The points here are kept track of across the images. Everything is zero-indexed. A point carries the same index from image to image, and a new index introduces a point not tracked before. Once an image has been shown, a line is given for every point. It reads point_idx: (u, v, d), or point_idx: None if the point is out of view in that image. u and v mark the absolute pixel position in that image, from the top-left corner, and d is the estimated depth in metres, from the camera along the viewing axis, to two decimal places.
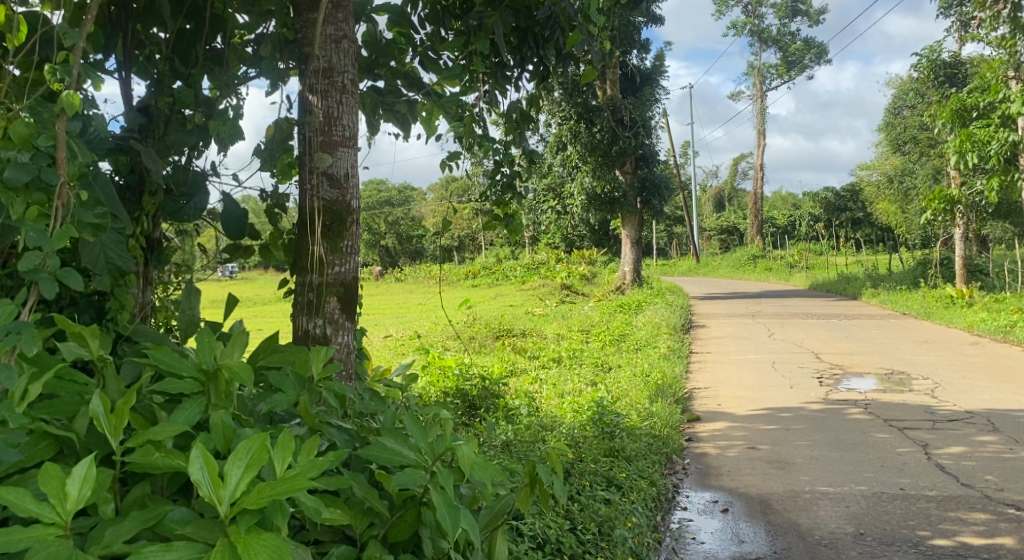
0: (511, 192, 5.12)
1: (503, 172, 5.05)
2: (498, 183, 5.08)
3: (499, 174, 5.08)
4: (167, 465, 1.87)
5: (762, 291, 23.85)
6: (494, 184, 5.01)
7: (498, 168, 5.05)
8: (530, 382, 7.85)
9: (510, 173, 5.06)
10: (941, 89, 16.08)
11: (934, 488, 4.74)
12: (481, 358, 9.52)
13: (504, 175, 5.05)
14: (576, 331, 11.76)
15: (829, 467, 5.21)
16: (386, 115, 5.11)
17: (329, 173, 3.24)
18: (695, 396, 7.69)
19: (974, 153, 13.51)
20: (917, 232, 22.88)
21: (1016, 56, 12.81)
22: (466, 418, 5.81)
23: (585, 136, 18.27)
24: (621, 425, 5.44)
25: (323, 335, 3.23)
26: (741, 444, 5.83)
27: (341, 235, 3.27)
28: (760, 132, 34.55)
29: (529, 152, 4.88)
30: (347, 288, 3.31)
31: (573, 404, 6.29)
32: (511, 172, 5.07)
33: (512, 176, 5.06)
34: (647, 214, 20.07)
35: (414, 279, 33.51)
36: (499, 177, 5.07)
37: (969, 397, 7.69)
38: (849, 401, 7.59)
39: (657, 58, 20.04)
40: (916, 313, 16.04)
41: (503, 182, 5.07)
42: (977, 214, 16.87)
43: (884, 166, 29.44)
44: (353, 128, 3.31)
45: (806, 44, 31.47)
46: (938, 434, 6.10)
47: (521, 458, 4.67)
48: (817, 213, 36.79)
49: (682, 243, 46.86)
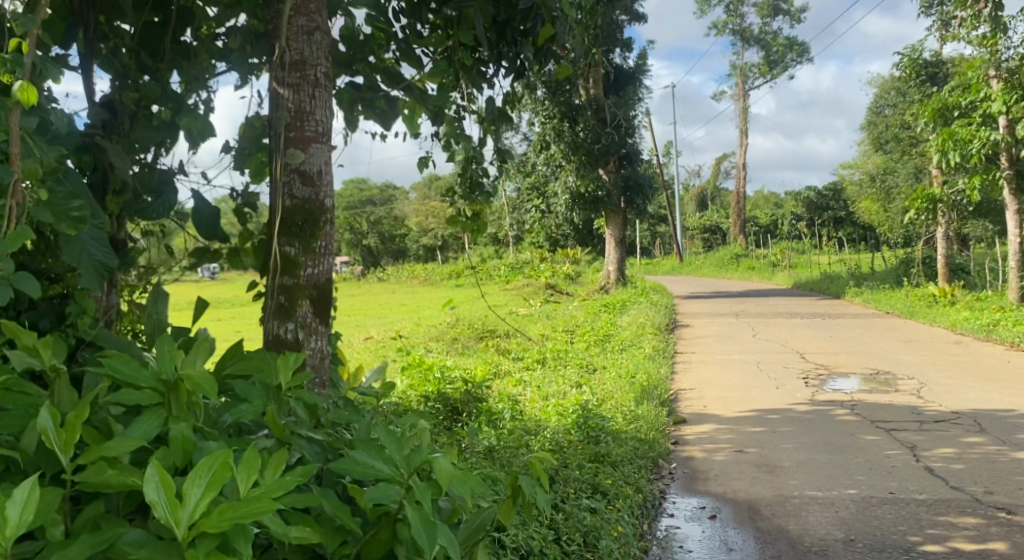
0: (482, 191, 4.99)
1: (474, 170, 4.91)
2: (468, 179, 4.95)
3: (469, 172, 4.94)
4: (120, 483, 1.76)
5: (746, 290, 23.84)
6: (465, 181, 4.87)
7: (470, 166, 4.91)
8: (514, 384, 7.74)
9: (481, 171, 4.93)
10: (922, 89, 16.09)
11: (923, 491, 4.65)
12: (465, 360, 9.40)
13: (475, 170, 4.89)
14: (561, 331, 11.66)
15: (817, 471, 5.12)
16: (364, 111, 5.00)
17: (301, 170, 3.13)
18: (680, 397, 7.60)
19: (956, 152, 13.50)
20: (899, 231, 22.93)
21: (996, 55, 12.82)
22: (449, 423, 5.69)
23: (568, 135, 18.18)
24: (607, 429, 5.34)
25: (294, 340, 3.14)
26: (728, 448, 5.74)
27: (314, 235, 3.15)
28: (742, 131, 34.58)
29: (503, 152, 4.76)
30: (320, 291, 3.22)
31: (557, 407, 6.19)
32: (485, 171, 4.94)
33: (483, 174, 4.93)
34: (631, 214, 20.01)
35: (397, 278, 33.33)
36: (469, 174, 4.93)
37: (955, 397, 7.64)
38: (835, 402, 7.52)
39: (640, 57, 19.99)
40: (899, 312, 16.05)
41: (473, 180, 4.94)
42: (959, 212, 16.90)
43: (865, 165, 29.52)
44: (326, 124, 3.18)
45: (788, 44, 31.52)
46: (926, 435, 6.02)
47: (504, 465, 4.55)
48: (799, 212, 36.87)
49: (665, 242, 46.89)
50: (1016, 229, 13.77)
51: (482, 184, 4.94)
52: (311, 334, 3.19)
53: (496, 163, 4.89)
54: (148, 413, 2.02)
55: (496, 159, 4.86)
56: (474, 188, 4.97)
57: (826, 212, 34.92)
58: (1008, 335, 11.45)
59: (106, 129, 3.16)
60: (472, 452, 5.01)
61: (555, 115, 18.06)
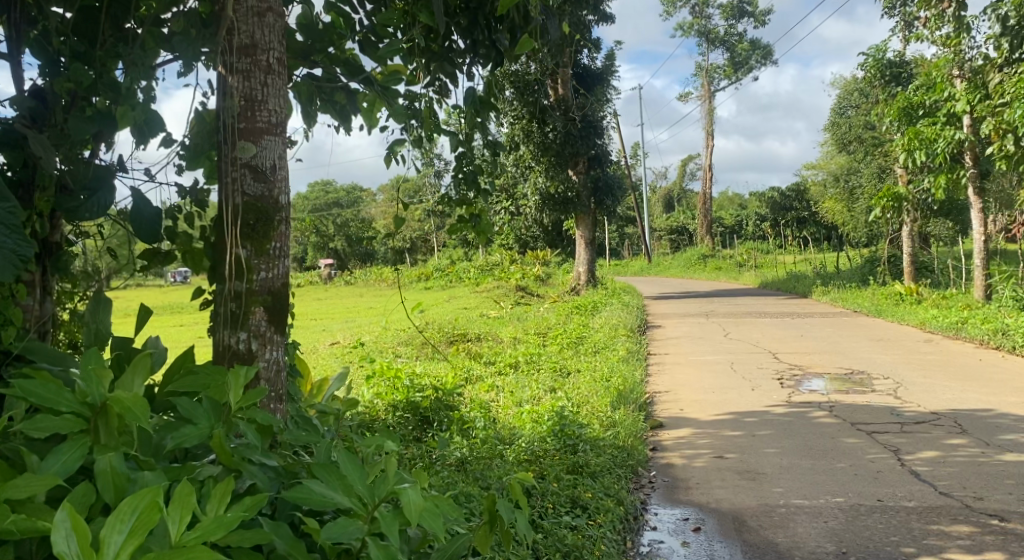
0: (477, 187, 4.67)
1: (470, 165, 4.59)
2: (463, 173, 4.62)
3: (463, 164, 4.62)
4: (32, 528, 1.53)
5: (715, 290, 23.81)
6: (460, 176, 4.55)
7: (462, 161, 4.59)
8: (486, 390, 7.48)
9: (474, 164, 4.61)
10: (888, 89, 16.08)
11: (912, 498, 4.48)
12: (433, 365, 9.12)
13: (468, 164, 4.58)
14: (532, 334, 11.43)
15: (801, 478, 4.93)
16: (323, 106, 4.78)
17: (253, 164, 2.88)
18: (656, 401, 7.41)
19: (922, 151, 13.48)
20: (864, 230, 23.05)
21: (961, 54, 12.78)
22: (419, 434, 5.43)
23: (537, 136, 18.00)
24: (584, 436, 5.14)
25: (247, 352, 2.89)
26: (708, 453, 5.54)
27: (267, 235, 2.91)
28: (707, 132, 34.62)
29: (494, 142, 4.46)
30: (276, 297, 2.96)
31: (531, 413, 5.96)
32: (475, 165, 4.61)
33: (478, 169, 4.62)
34: (600, 214, 19.83)
35: (365, 282, 32.93)
36: (463, 170, 4.62)
37: (932, 397, 7.52)
38: (812, 404, 7.36)
39: (607, 57, 19.84)
40: (867, 311, 16.06)
41: (466, 174, 4.62)
42: (925, 211, 16.93)
43: (828, 165, 29.68)
44: (281, 114, 2.94)
45: (752, 45, 31.61)
46: (909, 437, 5.87)
47: (478, 478, 4.33)
48: (765, 212, 37.02)
49: (634, 243, 46.91)
50: (978, 227, 13.58)
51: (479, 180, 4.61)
52: (266, 345, 2.94)
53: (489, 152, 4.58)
54: (69, 443, 1.79)
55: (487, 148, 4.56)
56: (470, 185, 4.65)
57: (791, 212, 35.11)
58: (978, 333, 11.42)
59: (36, 121, 2.97)
60: (444, 464, 4.77)
61: (524, 115, 17.88)
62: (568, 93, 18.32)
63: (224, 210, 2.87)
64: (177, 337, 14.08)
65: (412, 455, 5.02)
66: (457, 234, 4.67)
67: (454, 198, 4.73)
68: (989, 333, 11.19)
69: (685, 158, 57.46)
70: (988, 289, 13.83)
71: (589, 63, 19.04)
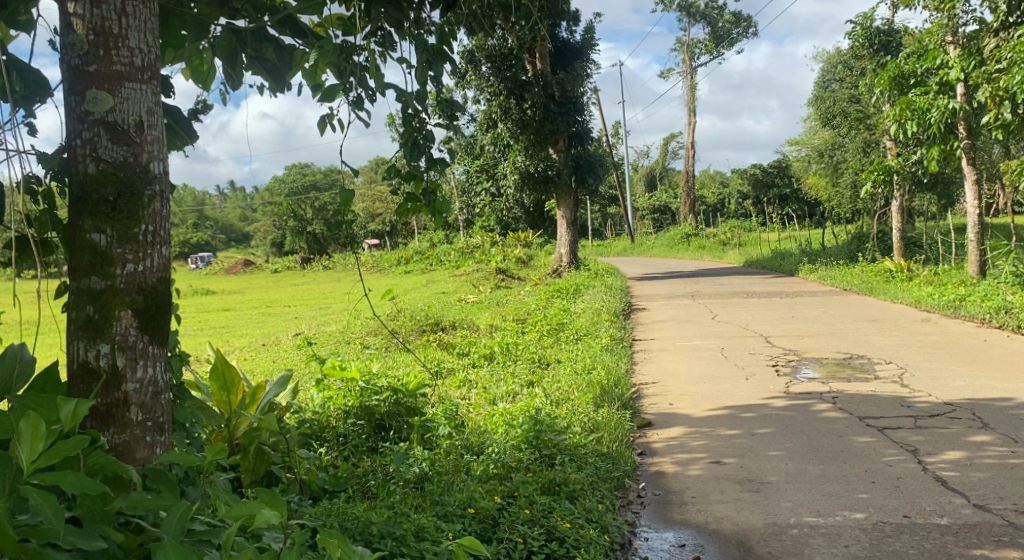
0: (430, 158, 4.02)
1: (422, 131, 3.95)
2: (411, 142, 3.96)
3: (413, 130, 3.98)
4: None
5: (699, 270, 23.15)
6: (406, 142, 3.90)
7: (409, 126, 3.91)
8: (456, 385, 6.82)
9: (425, 131, 3.95)
10: (876, 58, 15.41)
11: (944, 514, 3.85)
12: (402, 359, 8.44)
13: (418, 130, 3.93)
14: (508, 321, 10.76)
15: (813, 489, 4.29)
16: (250, 64, 4.11)
17: (110, 121, 2.24)
18: (641, 395, 6.77)
19: (914, 121, 12.67)
20: (850, 205, 22.38)
21: (954, 19, 12.16)
22: (374, 444, 4.74)
23: (515, 112, 17.20)
24: (563, 445, 4.47)
25: (108, 370, 2.23)
26: (703, 459, 4.89)
27: (136, 213, 2.25)
28: (689, 109, 33.74)
29: (450, 100, 3.82)
30: (149, 297, 2.28)
31: (503, 414, 5.27)
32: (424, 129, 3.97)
33: (432, 137, 3.98)
34: (582, 194, 19.15)
35: (342, 267, 32.27)
36: (411, 139, 3.96)
37: (942, 385, 6.89)
38: (812, 394, 6.74)
39: (586, 29, 19.09)
40: (857, 289, 15.44)
41: (416, 145, 3.96)
42: (914, 183, 16.24)
43: (811, 141, 28.97)
44: (147, 54, 2.31)
45: (734, 18, 30.73)
46: (927, 435, 5.23)
47: (436, 503, 3.65)
48: (747, 190, 36.22)
49: (616, 222, 46.24)
50: (973, 200, 12.92)
51: (429, 150, 3.98)
52: (136, 360, 2.27)
53: (442, 117, 3.94)
54: None
55: (441, 111, 3.92)
56: (420, 155, 3.99)
57: (773, 188, 34.30)
58: (978, 311, 10.81)
59: None
60: (401, 485, 4.10)
61: (500, 90, 17.09)
62: (546, 68, 17.58)
63: (75, 181, 2.23)
64: None
65: (364, 471, 4.34)
66: (406, 214, 4.05)
67: (406, 171, 4.11)
68: (992, 311, 10.56)
69: (667, 136, 56.49)
70: (983, 265, 13.22)
71: (568, 36, 18.36)
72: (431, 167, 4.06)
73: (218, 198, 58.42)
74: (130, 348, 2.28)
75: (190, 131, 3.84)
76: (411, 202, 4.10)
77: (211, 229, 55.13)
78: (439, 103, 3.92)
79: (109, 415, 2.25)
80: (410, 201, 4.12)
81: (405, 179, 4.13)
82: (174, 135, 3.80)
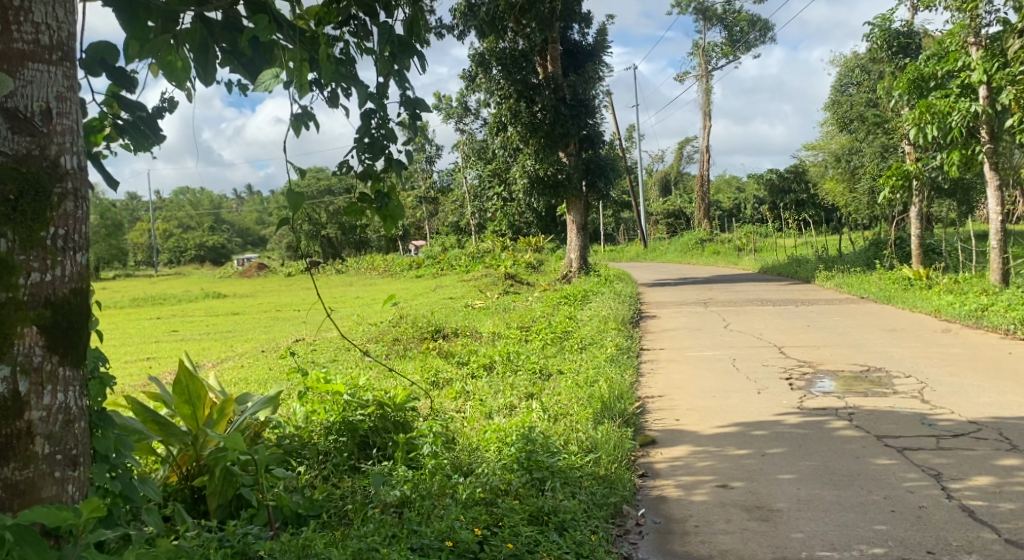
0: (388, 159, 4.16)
1: (381, 131, 3.92)
2: (368, 139, 3.92)
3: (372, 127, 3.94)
4: None
5: (713, 276, 22.78)
6: (363, 143, 3.87)
7: (366, 123, 3.89)
8: (451, 396, 6.52)
9: (385, 129, 3.91)
10: (895, 61, 15.00)
11: (973, 551, 3.55)
12: (399, 368, 8.18)
13: (378, 128, 3.89)
14: (513, 328, 10.47)
15: (830, 518, 3.96)
16: (225, 58, 3.80)
17: (11, 109, 2.34)
18: (645, 409, 6.46)
19: (934, 126, 12.12)
20: (867, 211, 21.94)
21: (976, 19, 11.76)
22: (356, 464, 4.41)
23: (526, 115, 16.87)
24: (555, 468, 4.16)
25: (13, 397, 2.33)
26: (709, 482, 4.56)
27: (42, 214, 2.35)
28: (704, 113, 33.29)
29: (414, 100, 3.76)
30: (56, 310, 2.39)
31: (495, 430, 4.95)
32: (386, 128, 3.92)
33: (392, 137, 3.95)
34: (593, 198, 18.84)
35: (354, 271, 32.19)
36: (369, 136, 3.92)
37: (966, 401, 6.55)
38: (827, 409, 6.39)
39: (599, 31, 18.81)
40: (874, 297, 15.04)
41: (373, 145, 3.93)
42: (934, 188, 15.80)
43: (828, 145, 28.51)
44: (52, 35, 2.41)
45: (751, 21, 30.28)
46: (953, 457, 4.89)
47: (412, 533, 3.35)
48: (763, 195, 35.68)
49: (630, 227, 45.84)
50: (995, 207, 12.49)
51: (389, 149, 3.94)
52: (42, 386, 2.38)
53: (406, 115, 3.87)
54: None
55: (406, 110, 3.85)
56: (377, 155, 3.95)
57: (789, 194, 33.73)
58: (1002, 322, 10.43)
59: None
60: (380, 510, 3.79)
61: (509, 94, 16.80)
62: (558, 70, 17.25)
63: None
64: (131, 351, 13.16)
65: (342, 492, 4.02)
66: (360, 215, 4.21)
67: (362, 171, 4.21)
68: (1016, 322, 10.18)
69: (682, 141, 55.88)
70: (1006, 273, 12.78)
71: (580, 37, 18.09)
72: (389, 170, 4.22)
73: (231, 200, 58.28)
74: (38, 372, 2.38)
75: (157, 131, 3.54)
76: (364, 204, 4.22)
77: (227, 232, 55.18)
78: (403, 101, 3.86)
79: (12, 445, 2.34)
80: (364, 203, 4.24)
81: (361, 177, 4.23)
82: (136, 135, 3.49)
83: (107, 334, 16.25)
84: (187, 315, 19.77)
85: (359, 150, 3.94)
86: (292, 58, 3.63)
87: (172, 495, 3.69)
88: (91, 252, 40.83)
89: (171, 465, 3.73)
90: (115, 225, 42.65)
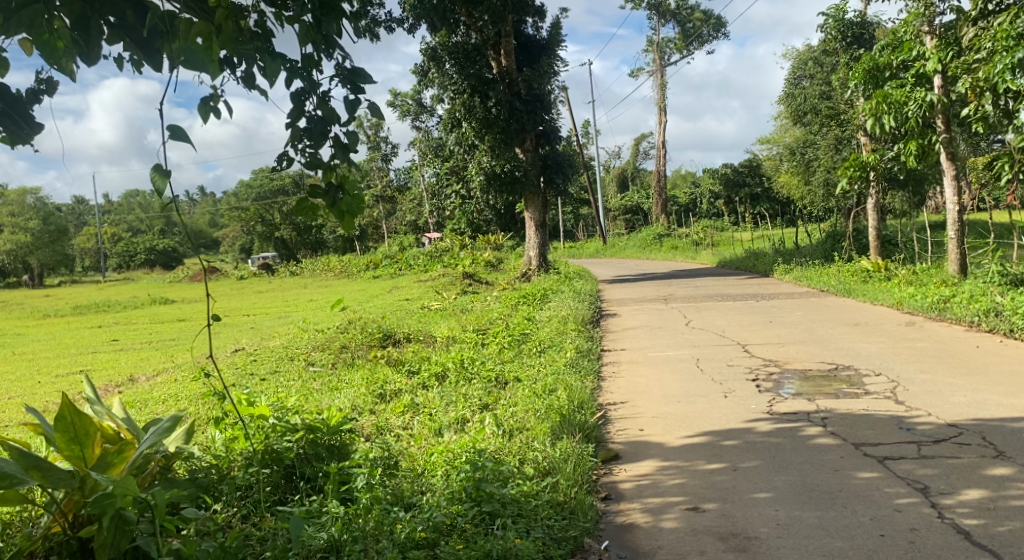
0: (335, 142, 3.66)
1: (321, 112, 3.47)
2: (307, 123, 3.46)
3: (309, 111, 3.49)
4: None
5: (672, 271, 22.50)
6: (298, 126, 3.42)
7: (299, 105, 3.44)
8: (398, 411, 6.02)
9: (325, 109, 3.46)
10: (850, 52, 14.75)
11: None
12: (344, 379, 7.66)
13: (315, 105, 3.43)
14: (468, 332, 9.99)
15: (814, 549, 3.57)
16: (112, 32, 3.30)
17: None
18: (608, 419, 6.00)
19: (889, 116, 11.64)
20: (823, 203, 21.77)
21: (930, 8, 11.49)
22: (279, 504, 3.90)
23: (480, 111, 16.32)
24: (507, 499, 3.73)
25: None
26: (680, 505, 4.12)
27: None
28: (660, 108, 32.99)
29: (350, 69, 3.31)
30: None
31: (443, 450, 4.46)
32: (327, 106, 3.46)
33: (332, 117, 3.49)
34: (551, 194, 18.43)
35: (310, 272, 31.59)
36: (308, 120, 3.47)
37: (943, 401, 6.21)
38: (799, 414, 6.00)
39: (554, 25, 18.45)
40: (834, 290, 14.81)
41: (313, 127, 3.47)
42: (889, 179, 15.58)
43: (782, 139, 28.35)
44: None
45: (705, 16, 30.03)
46: (940, 467, 4.51)
47: None
48: (718, 189, 35.44)
49: (588, 222, 45.60)
50: (952, 197, 12.17)
51: (331, 132, 3.48)
52: None
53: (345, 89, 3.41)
54: None
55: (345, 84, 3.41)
56: (319, 141, 3.50)
57: (744, 188, 33.60)
58: (966, 313, 10.14)
59: None
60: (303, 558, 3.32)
61: (463, 89, 16.32)
62: (512, 65, 16.79)
63: None
64: (64, 364, 12.45)
65: (265, 534, 3.54)
66: (311, 211, 3.73)
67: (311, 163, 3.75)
68: (980, 314, 9.92)
69: (638, 137, 55.47)
70: (965, 263, 12.55)
71: (534, 31, 17.71)
72: (337, 155, 3.68)
73: (182, 204, 56.88)
74: None
75: (30, 120, 3.30)
76: (315, 198, 3.72)
77: (177, 236, 53.97)
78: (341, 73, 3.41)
79: None
80: (316, 197, 3.73)
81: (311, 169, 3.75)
82: (11, 126, 3.22)
83: (43, 344, 15.53)
84: (131, 322, 19.02)
85: (299, 134, 3.47)
86: (196, 31, 3.18)
87: (57, 548, 3.21)
88: (32, 259, 39.30)
89: (54, 514, 3.20)
90: (56, 230, 41.13)
